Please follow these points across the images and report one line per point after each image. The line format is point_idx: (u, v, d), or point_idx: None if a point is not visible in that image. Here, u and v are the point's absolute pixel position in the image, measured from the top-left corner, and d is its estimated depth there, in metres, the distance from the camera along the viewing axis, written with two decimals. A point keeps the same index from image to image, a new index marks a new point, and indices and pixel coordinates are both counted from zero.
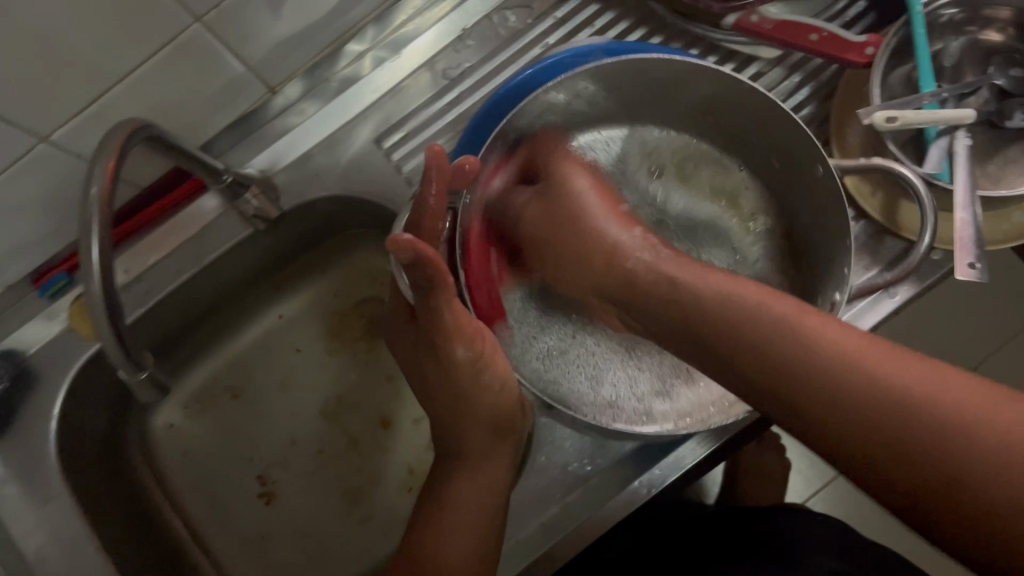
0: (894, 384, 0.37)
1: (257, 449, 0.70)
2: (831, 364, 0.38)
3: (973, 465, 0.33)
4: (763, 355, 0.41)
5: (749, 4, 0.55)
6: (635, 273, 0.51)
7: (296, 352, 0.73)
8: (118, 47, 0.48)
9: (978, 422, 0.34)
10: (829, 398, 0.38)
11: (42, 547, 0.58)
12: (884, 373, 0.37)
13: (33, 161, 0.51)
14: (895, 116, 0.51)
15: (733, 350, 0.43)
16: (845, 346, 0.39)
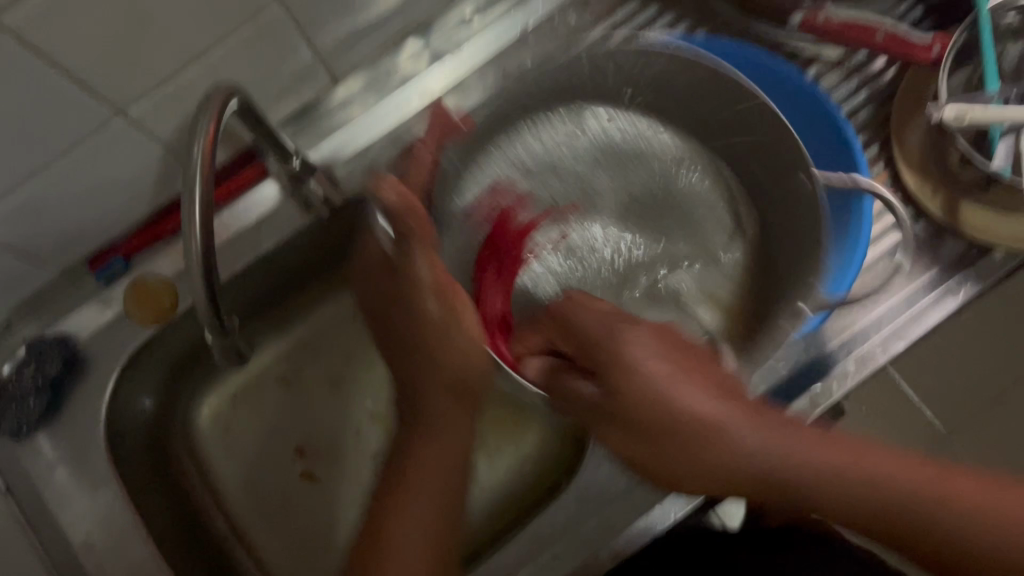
0: (929, 502, 0.40)
1: (306, 442, 0.70)
2: (847, 479, 0.41)
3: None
4: (853, 504, 0.41)
5: (815, 4, 0.56)
6: (699, 421, 0.42)
7: (348, 357, 0.72)
8: (204, 23, 0.48)
9: None
10: (848, 496, 0.41)
11: (88, 534, 0.57)
12: (879, 474, 0.41)
13: (107, 136, 0.51)
14: (964, 112, 0.51)
15: (811, 498, 0.41)
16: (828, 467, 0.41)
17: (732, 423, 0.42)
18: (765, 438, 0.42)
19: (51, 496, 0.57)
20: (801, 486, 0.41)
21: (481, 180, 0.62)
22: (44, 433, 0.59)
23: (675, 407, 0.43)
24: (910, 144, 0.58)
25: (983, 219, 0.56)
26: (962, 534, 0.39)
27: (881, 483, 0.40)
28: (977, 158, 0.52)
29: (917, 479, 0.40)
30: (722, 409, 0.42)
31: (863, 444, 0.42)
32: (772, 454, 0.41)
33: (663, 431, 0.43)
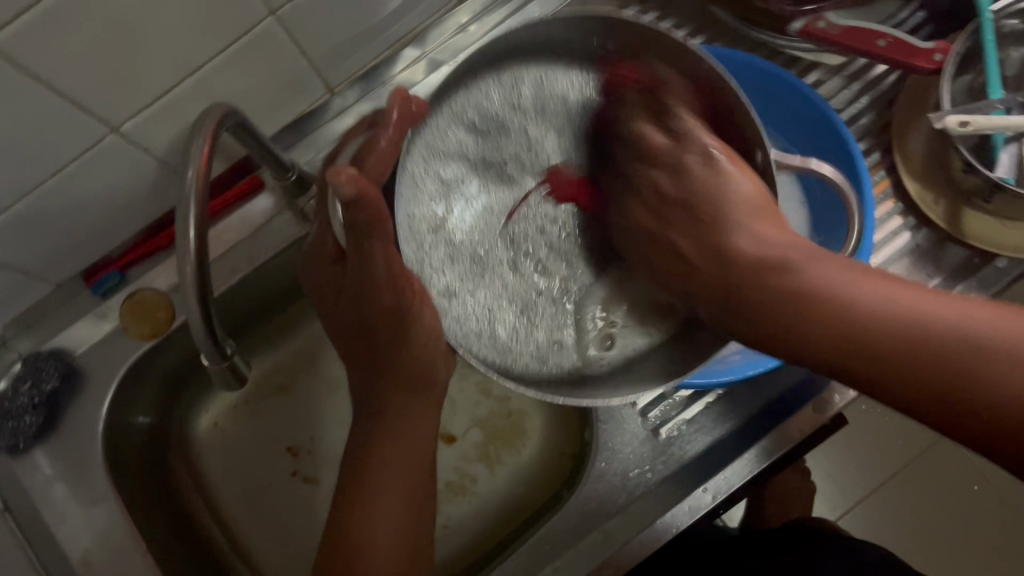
0: (932, 342, 0.36)
1: (298, 442, 0.70)
2: (884, 310, 0.38)
3: (995, 364, 0.33)
4: (899, 350, 0.37)
5: (815, 12, 0.56)
6: (801, 291, 0.41)
7: (342, 363, 0.72)
8: (197, 38, 0.48)
9: (988, 339, 0.34)
10: (944, 363, 0.35)
11: (87, 551, 0.56)
12: (920, 321, 0.37)
13: (100, 153, 0.50)
14: (966, 121, 0.51)
15: (862, 363, 0.38)
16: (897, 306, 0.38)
17: (834, 278, 0.41)
18: (864, 287, 0.39)
19: (48, 512, 0.57)
20: (891, 319, 0.37)
21: (458, 110, 0.51)
22: (41, 449, 0.58)
23: (809, 294, 0.41)
24: (912, 152, 0.57)
25: (986, 227, 0.55)
26: (977, 370, 0.34)
27: (918, 325, 0.36)
28: (980, 166, 0.52)
29: (935, 308, 0.37)
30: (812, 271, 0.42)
31: (907, 289, 0.39)
32: (917, 306, 0.37)
33: (766, 297, 0.43)
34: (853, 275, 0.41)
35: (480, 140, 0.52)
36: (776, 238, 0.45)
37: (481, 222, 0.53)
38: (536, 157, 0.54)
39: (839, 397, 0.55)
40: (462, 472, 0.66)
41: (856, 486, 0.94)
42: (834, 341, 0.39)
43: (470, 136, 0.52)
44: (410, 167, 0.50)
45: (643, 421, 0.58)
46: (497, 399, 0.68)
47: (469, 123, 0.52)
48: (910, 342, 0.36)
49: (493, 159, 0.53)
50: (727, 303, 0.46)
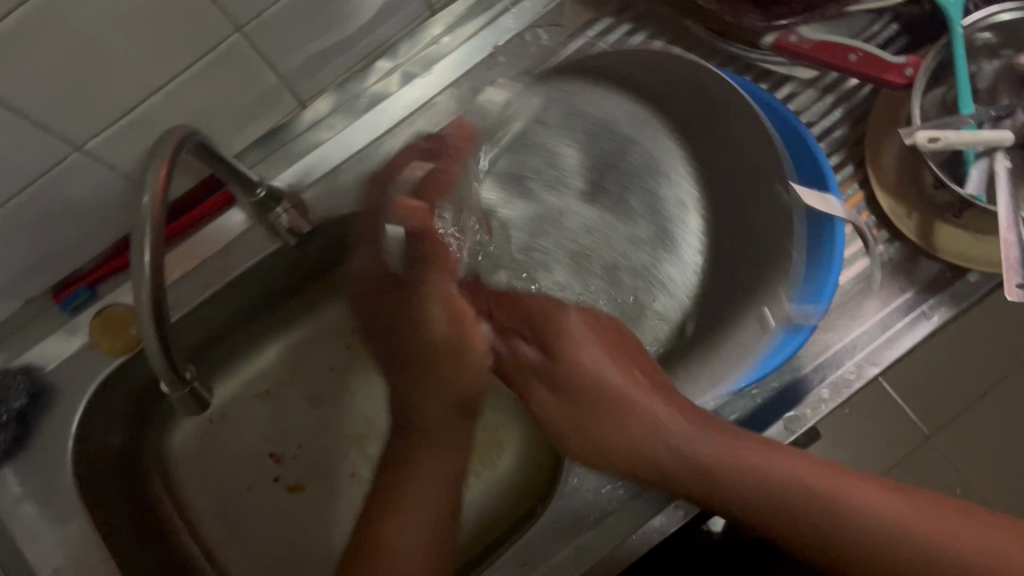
0: (869, 538, 0.40)
1: (281, 447, 0.70)
2: (807, 500, 0.42)
3: (919, 551, 0.39)
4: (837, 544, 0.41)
5: (788, 25, 0.55)
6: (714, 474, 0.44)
7: (330, 369, 0.71)
8: (161, 55, 0.47)
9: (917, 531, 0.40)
10: (845, 548, 0.41)
11: (57, 569, 0.56)
12: (851, 515, 0.41)
13: (65, 170, 0.50)
14: (936, 137, 0.51)
15: (791, 532, 0.42)
16: (798, 484, 0.42)
17: (754, 463, 0.44)
18: (797, 469, 0.43)
19: (18, 530, 0.56)
20: (844, 522, 0.41)
21: (497, 135, 0.62)
22: (10, 466, 0.58)
23: (724, 475, 0.44)
24: (884, 165, 0.57)
25: (958, 241, 0.55)
26: (902, 554, 0.40)
27: (861, 524, 0.40)
28: (950, 182, 0.51)
29: (842, 485, 0.42)
30: (736, 452, 0.44)
31: (824, 468, 0.43)
32: (839, 498, 0.41)
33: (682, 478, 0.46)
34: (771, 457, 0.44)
35: (528, 160, 0.62)
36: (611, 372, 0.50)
37: (518, 228, 0.61)
38: (557, 172, 0.62)
39: (813, 411, 0.54)
40: None
41: None
42: (748, 506, 0.43)
43: (508, 160, 0.62)
44: (488, 162, 0.62)
45: None
46: None
47: (508, 146, 0.62)
48: (847, 539, 0.41)
49: (517, 179, 0.62)
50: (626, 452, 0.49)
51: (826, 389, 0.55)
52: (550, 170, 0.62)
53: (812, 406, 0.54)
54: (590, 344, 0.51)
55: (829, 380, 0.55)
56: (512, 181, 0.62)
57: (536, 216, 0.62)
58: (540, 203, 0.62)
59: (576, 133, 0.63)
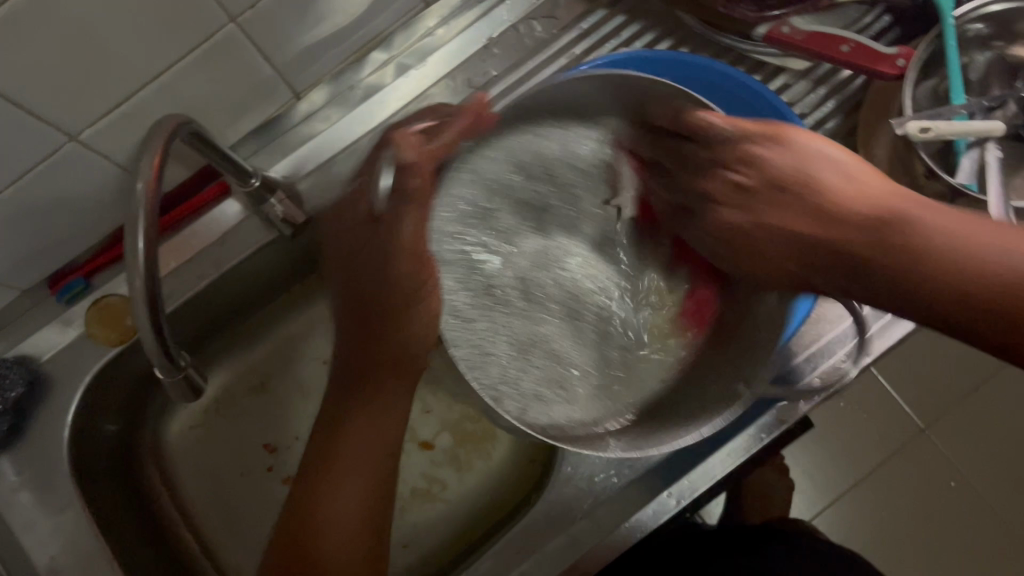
0: (959, 249, 0.40)
1: (276, 438, 0.70)
2: (894, 230, 0.43)
3: (989, 257, 0.39)
4: (930, 271, 0.41)
5: (781, 15, 0.56)
6: (883, 220, 0.44)
7: (323, 362, 0.72)
8: (155, 45, 0.47)
9: (952, 239, 0.41)
10: (954, 274, 0.40)
11: (54, 558, 0.56)
12: (939, 228, 0.42)
13: (59, 160, 0.50)
14: (927, 127, 0.51)
15: (891, 266, 0.43)
16: (948, 226, 0.42)
17: (857, 203, 0.45)
18: (943, 214, 0.42)
19: (14, 520, 0.57)
20: (939, 249, 0.41)
21: (488, 159, 0.58)
22: (6, 456, 0.58)
23: (891, 226, 0.43)
24: (877, 157, 0.57)
25: None
26: (984, 273, 0.39)
27: (956, 241, 0.41)
28: (941, 172, 0.52)
29: (946, 223, 0.42)
30: (882, 233, 0.43)
31: (933, 209, 0.43)
32: (942, 232, 0.41)
33: (852, 233, 0.45)
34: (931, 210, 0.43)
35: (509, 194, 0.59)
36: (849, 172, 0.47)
37: (514, 269, 0.60)
38: (544, 219, 0.61)
39: (804, 402, 0.55)
40: (432, 477, 0.66)
41: (834, 483, 0.93)
42: (872, 244, 0.44)
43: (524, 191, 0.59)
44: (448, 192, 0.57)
45: None
46: (467, 403, 0.68)
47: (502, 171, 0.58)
48: (954, 253, 0.40)
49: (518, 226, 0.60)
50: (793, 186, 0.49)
51: (817, 379, 0.55)
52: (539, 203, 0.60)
53: (802, 396, 0.55)
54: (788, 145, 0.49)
55: (821, 373, 0.56)
56: (459, 214, 0.58)
57: (516, 265, 0.60)
58: (524, 248, 0.60)
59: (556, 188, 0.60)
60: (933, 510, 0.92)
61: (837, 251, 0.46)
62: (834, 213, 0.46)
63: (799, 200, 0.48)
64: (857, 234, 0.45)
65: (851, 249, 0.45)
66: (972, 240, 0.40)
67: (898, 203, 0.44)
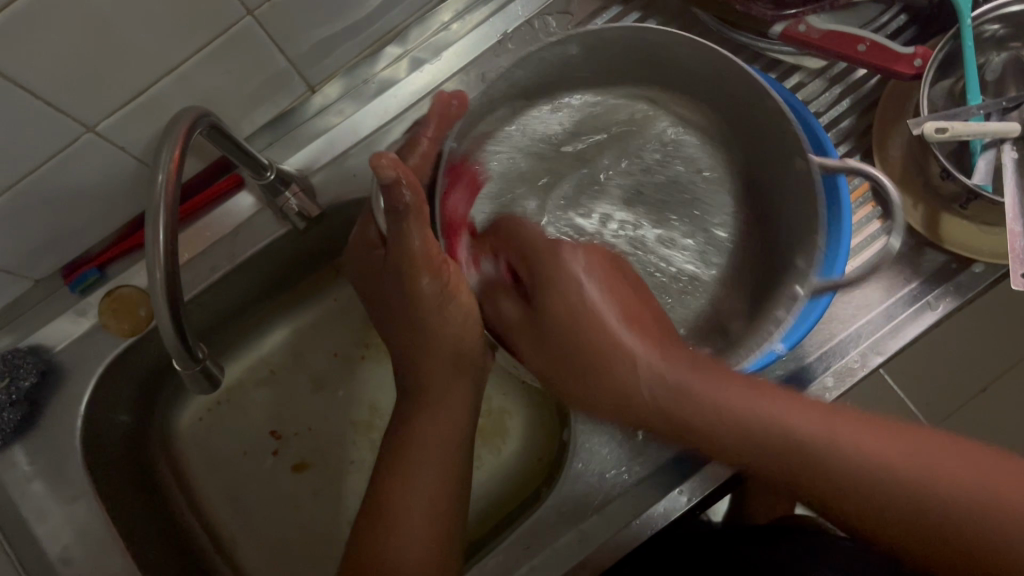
0: (902, 485, 0.39)
1: (283, 426, 0.70)
2: (839, 477, 0.41)
3: (892, 486, 0.40)
4: (874, 506, 0.40)
5: (798, 13, 0.55)
6: (799, 441, 0.42)
7: (334, 356, 0.72)
8: (174, 38, 0.47)
9: (870, 463, 0.40)
10: (911, 515, 0.39)
11: (66, 547, 0.56)
12: (858, 449, 0.41)
13: (76, 151, 0.50)
14: (944, 127, 0.51)
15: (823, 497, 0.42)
16: (867, 453, 0.41)
17: (802, 420, 0.42)
18: (806, 420, 0.42)
19: (28, 508, 0.57)
20: (837, 465, 0.41)
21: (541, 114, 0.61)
22: (19, 445, 0.58)
23: (809, 449, 0.41)
24: (892, 156, 0.57)
25: (966, 234, 0.55)
26: (892, 499, 0.40)
27: (877, 464, 0.40)
28: (957, 172, 0.51)
29: (852, 436, 0.42)
30: (813, 431, 0.42)
31: (873, 423, 0.42)
32: (859, 453, 0.41)
33: (770, 462, 0.43)
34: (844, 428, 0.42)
35: (615, 144, 0.61)
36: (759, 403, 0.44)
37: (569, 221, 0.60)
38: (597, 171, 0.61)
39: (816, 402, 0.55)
40: None
41: None
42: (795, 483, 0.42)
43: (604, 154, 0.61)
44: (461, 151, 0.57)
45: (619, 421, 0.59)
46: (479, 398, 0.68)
47: (605, 111, 0.62)
48: (877, 477, 0.40)
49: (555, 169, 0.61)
50: (692, 422, 0.45)
51: (830, 377, 0.56)
52: (647, 186, 0.61)
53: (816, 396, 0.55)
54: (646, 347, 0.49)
55: (833, 372, 0.55)
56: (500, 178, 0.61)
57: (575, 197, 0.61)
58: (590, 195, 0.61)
59: (600, 135, 0.61)
60: None
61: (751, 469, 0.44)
62: (688, 390, 0.46)
63: (724, 433, 0.44)
64: (709, 423, 0.45)
65: (793, 484, 0.43)
66: (921, 472, 0.39)
67: (800, 419, 0.42)
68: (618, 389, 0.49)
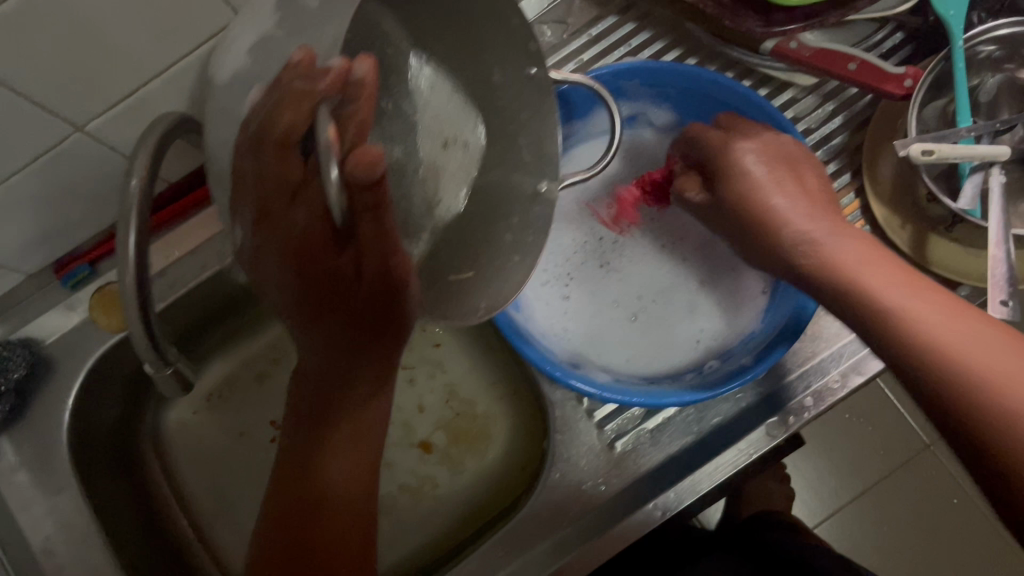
0: (934, 337, 0.39)
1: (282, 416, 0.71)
2: (899, 321, 0.41)
3: (955, 343, 0.38)
4: (920, 356, 0.39)
5: (789, 30, 0.54)
6: (876, 290, 0.43)
7: None
8: (162, 41, 0.48)
9: (949, 331, 0.39)
10: (944, 374, 0.37)
11: (49, 538, 0.57)
12: (928, 315, 0.40)
13: (65, 151, 0.51)
14: (931, 150, 0.50)
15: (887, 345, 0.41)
16: (931, 317, 0.40)
17: (902, 286, 0.43)
18: (910, 293, 0.42)
19: (13, 499, 0.58)
20: (903, 313, 0.41)
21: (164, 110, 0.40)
22: (7, 437, 0.59)
23: (868, 295, 0.43)
24: (881, 176, 0.57)
25: (951, 256, 0.55)
26: (926, 350, 0.39)
27: (927, 324, 0.40)
28: (943, 195, 0.51)
29: (939, 313, 0.40)
30: (909, 294, 0.42)
31: (971, 318, 0.40)
32: (929, 314, 0.40)
33: (855, 304, 0.44)
34: (935, 300, 0.41)
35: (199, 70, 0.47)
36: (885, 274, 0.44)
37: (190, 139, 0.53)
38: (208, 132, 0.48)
39: (794, 420, 0.56)
40: (423, 474, 0.67)
41: (833, 495, 0.93)
42: (870, 325, 0.43)
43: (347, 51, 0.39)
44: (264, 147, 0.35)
45: (598, 432, 0.59)
46: (464, 402, 0.68)
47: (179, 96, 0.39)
48: (925, 330, 0.40)
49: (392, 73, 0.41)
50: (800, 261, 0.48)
51: (809, 398, 0.56)
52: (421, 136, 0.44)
53: (794, 414, 0.56)
54: (776, 189, 0.52)
55: (811, 391, 0.56)
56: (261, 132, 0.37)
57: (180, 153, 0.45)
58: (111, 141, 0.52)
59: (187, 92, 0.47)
60: (934, 525, 0.92)
61: (846, 303, 0.44)
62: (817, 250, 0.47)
63: (849, 271, 0.44)
64: (846, 268, 0.45)
65: (862, 322, 0.43)
66: (976, 350, 0.37)
67: (896, 281, 0.43)
68: (754, 240, 0.52)
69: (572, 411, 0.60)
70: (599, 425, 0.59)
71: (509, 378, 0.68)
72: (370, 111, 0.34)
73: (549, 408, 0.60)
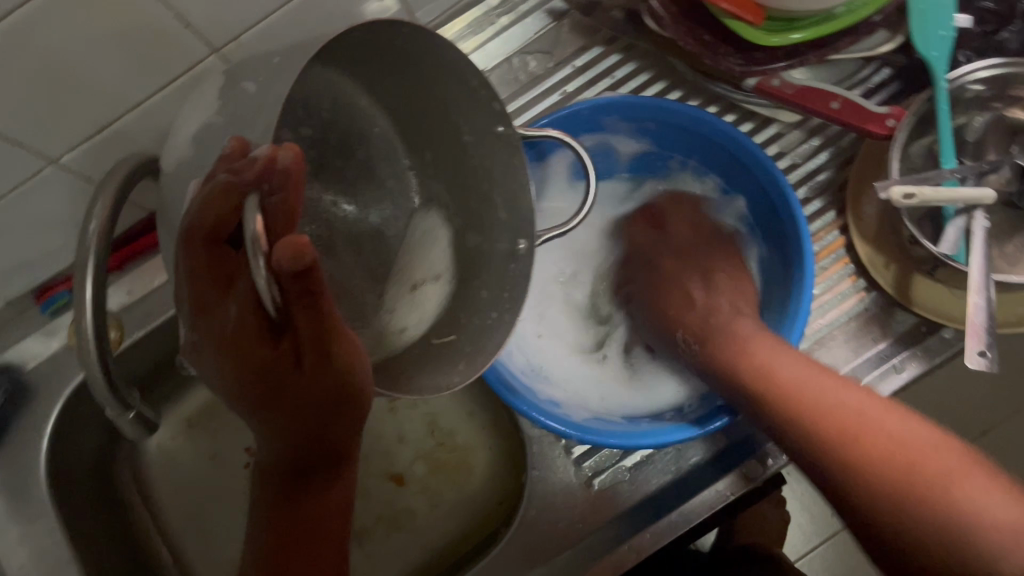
0: (934, 483, 0.41)
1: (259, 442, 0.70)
2: (883, 463, 0.42)
3: (941, 497, 0.40)
4: (895, 508, 0.41)
5: (769, 68, 0.53)
6: (857, 425, 0.44)
7: None
8: (135, 77, 0.48)
9: (942, 472, 0.41)
10: (938, 522, 0.39)
11: (23, 568, 0.57)
12: (914, 460, 0.42)
13: (41, 182, 0.51)
14: (912, 193, 0.49)
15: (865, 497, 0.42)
16: (916, 462, 0.42)
17: (884, 422, 0.44)
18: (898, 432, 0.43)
19: None
20: (883, 449, 0.43)
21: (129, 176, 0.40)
22: None
23: (847, 425, 0.44)
24: (866, 214, 0.56)
25: (935, 295, 0.54)
26: (918, 499, 0.40)
27: (911, 470, 0.41)
28: (925, 239, 0.50)
29: (920, 453, 0.42)
30: (881, 432, 0.44)
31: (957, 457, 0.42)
32: (920, 448, 0.42)
33: (827, 446, 0.44)
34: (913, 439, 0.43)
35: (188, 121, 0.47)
36: (849, 400, 0.46)
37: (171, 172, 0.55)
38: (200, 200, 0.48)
39: (773, 462, 0.55)
40: (402, 504, 0.66)
41: (825, 522, 0.89)
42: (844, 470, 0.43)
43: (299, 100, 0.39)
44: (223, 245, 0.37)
45: (575, 469, 0.58)
46: (444, 432, 0.68)
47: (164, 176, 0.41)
48: (906, 479, 0.41)
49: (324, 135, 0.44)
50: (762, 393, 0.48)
51: None
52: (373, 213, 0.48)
53: (772, 455, 0.55)
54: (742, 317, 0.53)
55: None
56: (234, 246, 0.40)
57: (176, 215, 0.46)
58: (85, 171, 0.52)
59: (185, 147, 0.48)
60: None
61: (818, 444, 0.44)
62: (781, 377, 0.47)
63: (811, 406, 0.46)
64: (809, 410, 0.45)
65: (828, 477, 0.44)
66: (968, 486, 0.40)
67: (866, 412, 0.45)
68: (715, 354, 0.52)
69: (550, 446, 0.59)
70: (576, 461, 0.58)
71: (486, 409, 0.67)
72: (300, 195, 0.35)
73: (526, 443, 0.59)
